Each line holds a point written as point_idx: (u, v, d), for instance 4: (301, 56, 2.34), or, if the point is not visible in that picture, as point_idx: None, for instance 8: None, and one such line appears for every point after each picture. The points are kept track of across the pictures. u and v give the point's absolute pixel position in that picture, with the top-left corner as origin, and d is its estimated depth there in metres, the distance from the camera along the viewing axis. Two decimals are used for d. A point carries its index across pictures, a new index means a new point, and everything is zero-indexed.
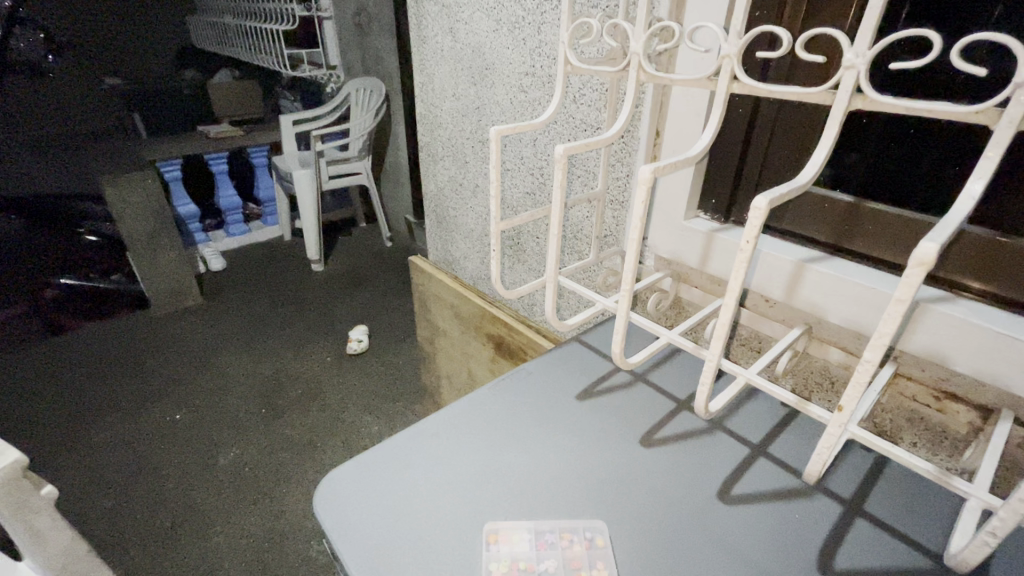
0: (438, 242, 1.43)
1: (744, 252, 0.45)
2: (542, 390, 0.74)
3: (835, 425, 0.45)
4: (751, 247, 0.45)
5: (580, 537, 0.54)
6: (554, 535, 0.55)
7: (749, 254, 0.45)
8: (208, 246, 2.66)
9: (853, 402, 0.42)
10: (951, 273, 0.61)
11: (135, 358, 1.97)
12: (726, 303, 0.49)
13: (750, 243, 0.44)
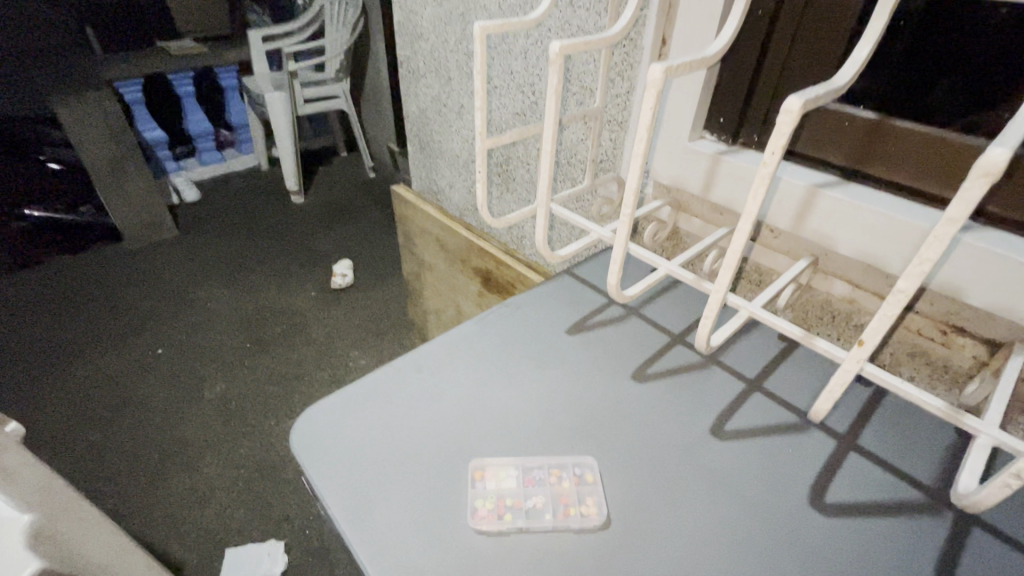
0: (422, 169, 1.34)
1: (765, 168, 0.40)
2: (531, 324, 0.71)
3: (849, 361, 0.42)
4: (774, 163, 0.40)
5: (569, 473, 0.52)
6: (543, 471, 0.53)
7: (771, 170, 0.40)
8: (180, 175, 2.52)
9: (873, 336, 0.39)
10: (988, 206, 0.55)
11: (112, 292, 1.91)
12: (739, 229, 0.44)
13: (775, 156, 0.39)
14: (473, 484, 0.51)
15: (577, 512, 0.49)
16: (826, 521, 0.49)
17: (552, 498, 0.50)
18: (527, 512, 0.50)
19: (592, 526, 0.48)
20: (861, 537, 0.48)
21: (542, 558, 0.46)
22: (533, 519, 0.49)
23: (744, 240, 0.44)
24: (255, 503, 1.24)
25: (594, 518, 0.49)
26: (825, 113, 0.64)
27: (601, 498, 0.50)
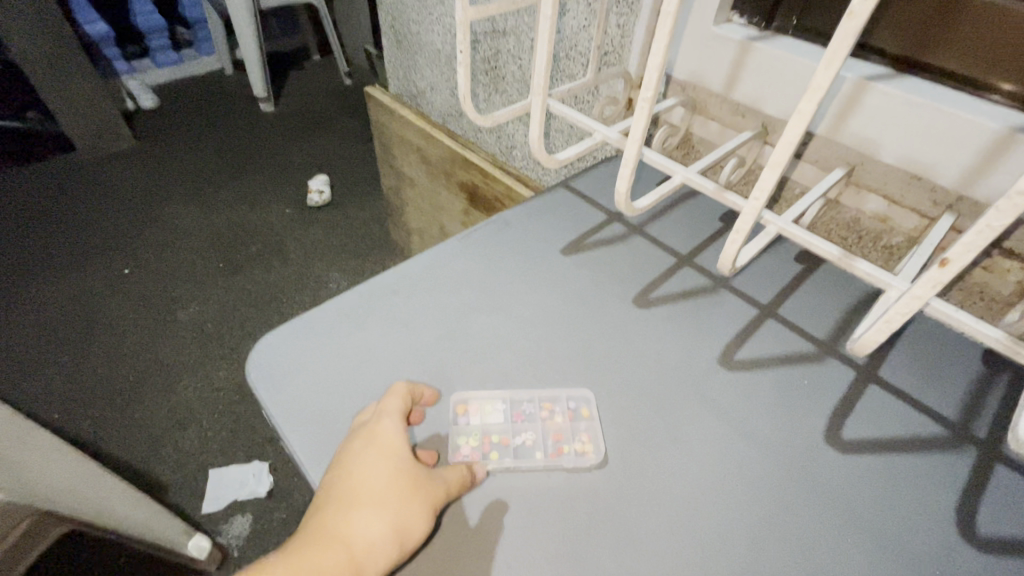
0: (399, 68, 1.19)
1: (850, 23, 0.29)
2: (522, 242, 0.63)
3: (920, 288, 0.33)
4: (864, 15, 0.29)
5: (562, 408, 0.48)
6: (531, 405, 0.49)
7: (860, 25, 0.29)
8: (134, 78, 2.27)
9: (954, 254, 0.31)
10: None
11: (68, 207, 1.76)
12: (796, 118, 0.34)
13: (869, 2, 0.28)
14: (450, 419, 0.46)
15: (570, 451, 0.45)
16: (841, 458, 0.45)
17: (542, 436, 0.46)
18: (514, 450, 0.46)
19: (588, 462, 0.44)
20: (877, 474, 0.44)
21: (532, 500, 0.42)
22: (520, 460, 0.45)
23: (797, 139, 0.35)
24: (237, 426, 1.22)
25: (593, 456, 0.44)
26: None
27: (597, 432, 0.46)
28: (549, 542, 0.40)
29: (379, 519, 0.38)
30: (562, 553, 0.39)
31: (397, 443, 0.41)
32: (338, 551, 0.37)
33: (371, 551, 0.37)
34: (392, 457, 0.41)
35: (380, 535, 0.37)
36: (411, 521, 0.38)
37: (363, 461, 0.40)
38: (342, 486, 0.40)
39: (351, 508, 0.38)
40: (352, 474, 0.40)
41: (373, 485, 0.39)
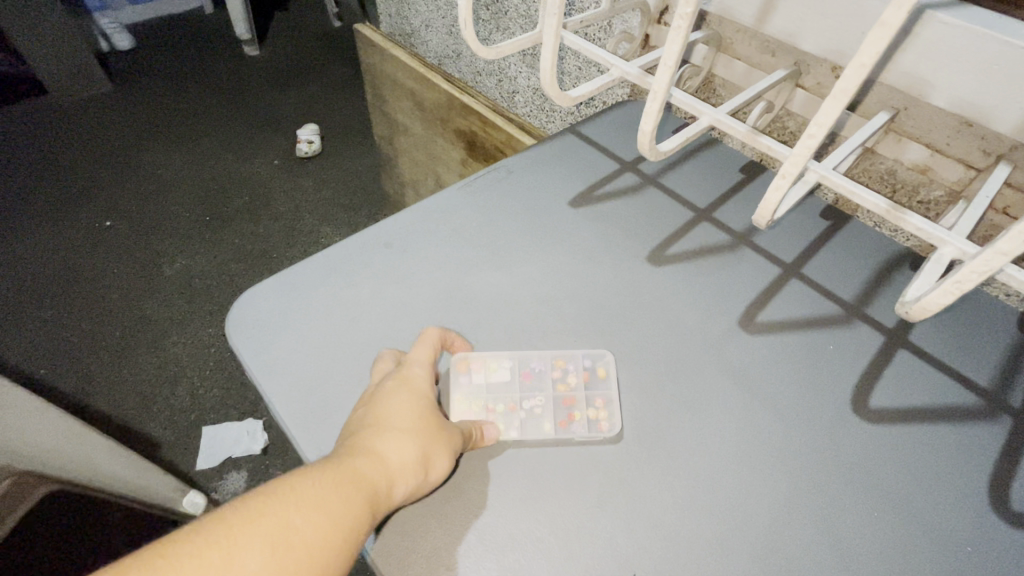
0: (392, 3, 1.09)
1: None
2: (527, 192, 0.57)
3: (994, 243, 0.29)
4: None
5: (576, 367, 0.44)
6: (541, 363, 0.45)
7: None
8: (107, 16, 2.11)
9: None
10: None
11: (43, 155, 1.67)
12: (870, 39, 0.28)
13: None
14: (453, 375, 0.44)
15: (582, 421, 0.41)
16: (869, 428, 0.42)
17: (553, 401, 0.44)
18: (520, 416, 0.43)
19: (601, 432, 0.41)
20: (906, 446, 0.41)
21: (537, 470, 0.39)
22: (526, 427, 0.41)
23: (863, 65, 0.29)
24: (228, 383, 1.19)
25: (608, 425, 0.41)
26: None
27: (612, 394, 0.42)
28: (554, 515, 0.37)
29: (412, 440, 0.35)
30: (570, 527, 0.36)
31: (424, 378, 0.40)
32: (373, 466, 0.34)
33: (404, 471, 0.34)
34: (420, 388, 0.39)
35: (414, 457, 0.35)
36: (440, 449, 0.36)
37: (391, 388, 0.38)
38: (368, 412, 0.37)
39: (383, 429, 0.36)
40: (381, 402, 0.37)
41: (403, 411, 0.37)
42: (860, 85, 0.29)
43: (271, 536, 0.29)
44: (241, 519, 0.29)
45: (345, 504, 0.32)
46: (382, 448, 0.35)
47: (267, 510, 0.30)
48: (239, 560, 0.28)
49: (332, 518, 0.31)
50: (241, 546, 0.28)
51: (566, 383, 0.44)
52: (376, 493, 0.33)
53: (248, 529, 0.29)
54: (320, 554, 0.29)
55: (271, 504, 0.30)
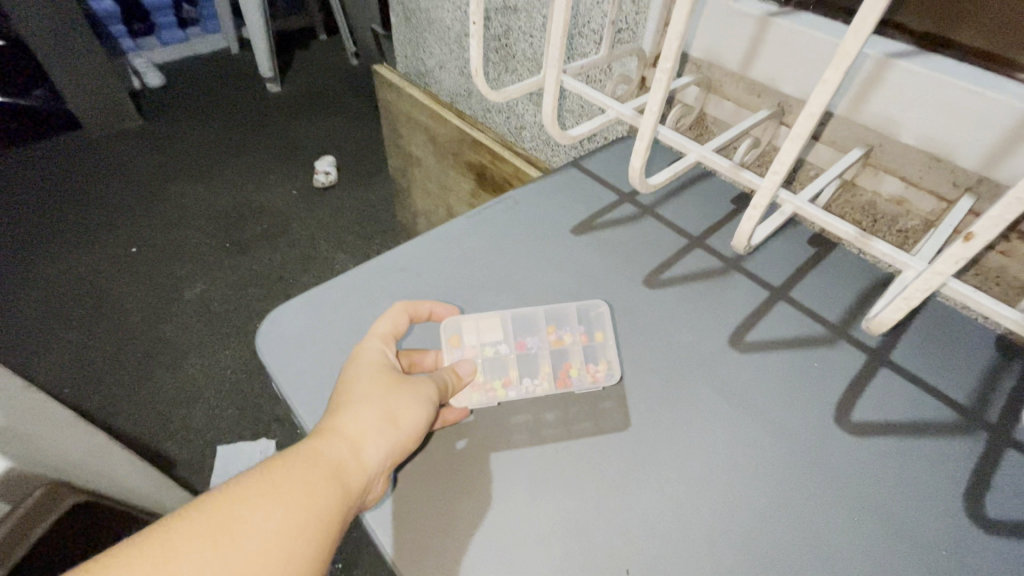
0: (408, 46, 1.17)
1: None
2: (532, 221, 0.62)
3: (936, 265, 0.33)
4: None
5: (568, 328, 0.52)
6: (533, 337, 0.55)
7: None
8: (140, 56, 2.24)
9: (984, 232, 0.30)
10: None
11: (76, 185, 1.76)
12: (820, 89, 0.33)
13: None
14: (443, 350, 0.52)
15: (580, 378, 0.48)
16: (852, 440, 0.45)
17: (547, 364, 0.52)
18: (517, 379, 0.50)
19: (599, 384, 0.47)
20: (887, 457, 0.44)
21: (540, 474, 0.42)
22: (523, 386, 0.48)
23: (819, 109, 0.33)
24: (243, 404, 1.23)
25: (607, 376, 0.48)
26: None
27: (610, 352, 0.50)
28: (554, 516, 0.40)
29: (370, 412, 0.38)
30: (569, 527, 0.39)
31: (382, 355, 0.43)
32: (334, 442, 0.37)
33: (368, 436, 0.38)
34: (380, 362, 0.42)
35: (373, 426, 0.38)
36: (399, 416, 0.39)
37: (354, 368, 0.42)
38: (334, 397, 0.41)
39: (342, 406, 0.39)
40: (345, 382, 0.41)
41: (363, 387, 0.40)
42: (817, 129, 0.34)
43: (231, 523, 0.31)
44: (198, 514, 0.31)
45: (296, 483, 0.34)
46: (341, 424, 0.38)
47: (223, 502, 0.32)
48: (204, 548, 0.30)
49: (294, 494, 0.33)
50: (202, 537, 0.30)
51: (560, 339, 0.52)
52: (341, 462, 0.36)
53: (207, 521, 0.31)
54: (287, 526, 0.32)
55: (227, 495, 0.32)
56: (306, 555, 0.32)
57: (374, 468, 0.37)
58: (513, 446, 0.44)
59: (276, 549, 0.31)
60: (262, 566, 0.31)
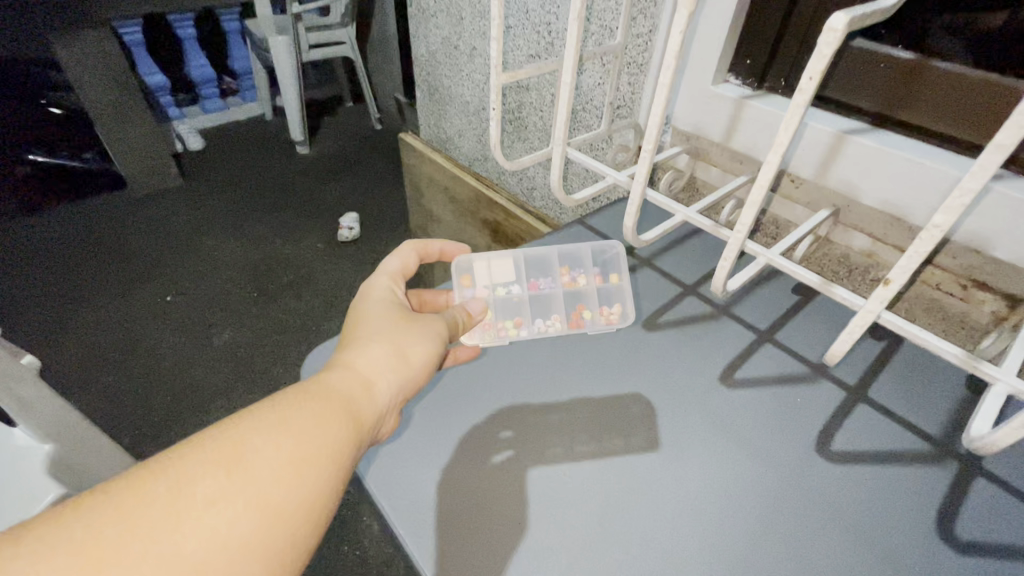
0: (431, 116, 1.31)
1: (800, 98, 0.36)
2: (543, 272, 0.71)
3: (872, 304, 0.40)
4: (812, 91, 0.36)
5: (582, 272, 0.69)
6: (549, 282, 0.69)
7: (808, 100, 0.36)
8: (184, 122, 2.42)
9: (903, 278, 0.36)
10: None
11: (119, 238, 1.88)
12: (767, 166, 0.41)
13: (813, 82, 0.35)
14: (463, 290, 0.66)
15: (591, 320, 0.64)
16: (832, 468, 0.49)
17: (561, 308, 0.67)
18: (530, 321, 0.65)
19: (615, 326, 0.62)
20: (863, 484, 0.48)
21: (555, 489, 0.48)
22: (536, 327, 0.63)
23: (769, 181, 0.42)
24: None
25: (624, 319, 0.63)
26: (851, 51, 0.61)
27: (629, 301, 0.65)
28: (563, 526, 0.45)
29: (382, 349, 0.44)
30: (576, 539, 0.44)
31: (391, 292, 0.51)
32: (338, 387, 0.40)
33: (371, 380, 0.42)
34: (380, 316, 0.48)
35: (385, 362, 0.44)
36: (410, 352, 0.46)
37: (367, 311, 0.48)
38: (349, 336, 0.46)
39: (357, 346, 0.45)
40: (358, 326, 0.47)
41: (376, 329, 0.46)
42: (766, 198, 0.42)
43: (244, 451, 0.33)
44: (209, 444, 0.33)
45: (313, 413, 0.37)
46: (345, 372, 0.42)
47: (234, 434, 0.34)
48: (219, 472, 0.32)
49: (302, 428, 0.36)
50: (217, 462, 0.32)
51: (573, 280, 0.69)
52: (355, 394, 0.41)
53: (220, 450, 0.33)
54: (298, 455, 0.34)
55: (237, 427, 0.34)
56: (318, 482, 0.35)
57: (376, 409, 0.42)
58: (545, 464, 0.49)
59: (289, 474, 0.34)
60: (277, 489, 0.33)
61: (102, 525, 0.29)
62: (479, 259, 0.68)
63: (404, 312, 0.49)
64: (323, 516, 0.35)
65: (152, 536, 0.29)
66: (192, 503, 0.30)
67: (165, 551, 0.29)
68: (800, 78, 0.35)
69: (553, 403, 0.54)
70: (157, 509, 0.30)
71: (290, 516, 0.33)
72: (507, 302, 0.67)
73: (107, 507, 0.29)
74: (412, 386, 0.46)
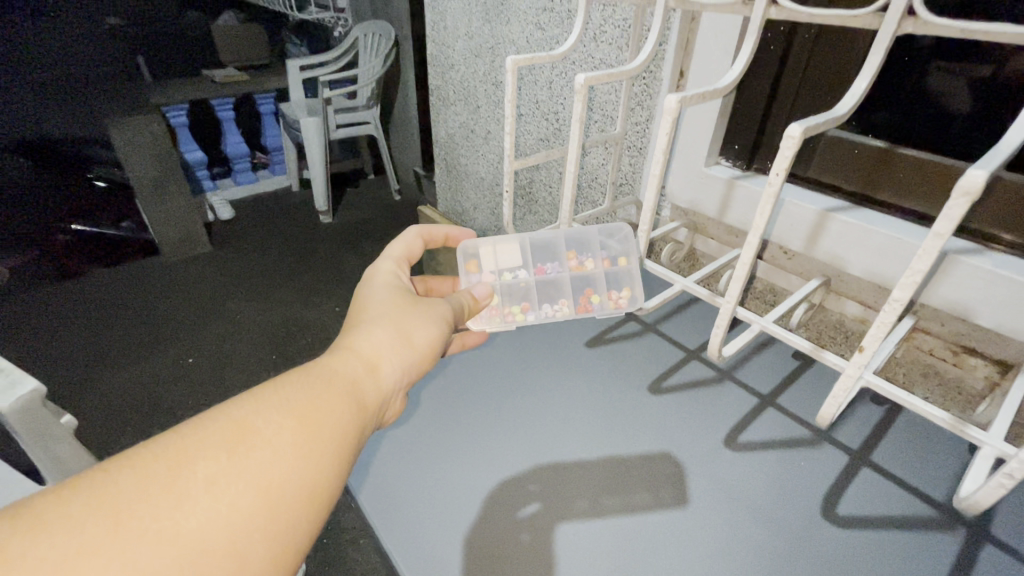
0: (449, 191, 1.41)
1: (770, 189, 0.42)
2: (553, 338, 0.76)
3: (852, 368, 0.44)
4: (780, 184, 0.42)
5: (586, 255, 0.71)
6: (556, 266, 0.70)
7: (777, 190, 0.42)
8: (216, 194, 2.56)
9: (875, 345, 0.41)
10: (980, 224, 0.57)
11: (145, 300, 1.91)
12: (748, 245, 0.47)
13: (779, 177, 0.41)
14: (470, 276, 0.69)
15: (600, 305, 0.67)
16: (840, 532, 0.50)
17: (569, 293, 0.69)
18: (538, 306, 0.69)
19: (623, 309, 0.66)
20: (872, 549, 0.48)
21: (568, 550, 0.49)
22: (544, 313, 0.67)
23: (752, 258, 0.47)
24: None
25: (632, 303, 0.67)
26: (822, 140, 0.68)
27: (637, 284, 0.68)
28: None
29: (385, 331, 0.46)
30: None
31: (395, 277, 0.53)
32: (341, 368, 0.41)
33: (373, 363, 0.43)
34: (380, 305, 0.49)
35: (388, 343, 0.45)
36: (413, 334, 0.47)
37: (371, 297, 0.50)
38: (354, 320, 0.48)
39: (360, 328, 0.46)
40: (361, 312, 0.48)
41: (380, 313, 0.48)
42: (749, 275, 0.48)
43: (245, 431, 0.33)
44: (208, 427, 0.33)
45: (316, 392, 0.38)
46: (344, 358, 0.43)
47: (233, 417, 0.34)
48: (220, 453, 0.32)
49: (303, 410, 0.36)
50: (216, 443, 0.32)
51: (580, 264, 0.70)
52: (359, 374, 0.42)
53: (219, 431, 0.33)
54: (298, 435, 0.34)
55: (239, 407, 0.35)
56: (319, 464, 0.35)
57: (378, 392, 0.42)
58: (565, 526, 0.51)
59: (290, 455, 0.33)
60: (277, 470, 0.33)
61: (99, 505, 0.28)
62: (484, 244, 0.69)
63: (408, 295, 0.51)
64: (325, 498, 0.35)
65: (151, 513, 0.28)
66: (193, 481, 0.30)
67: (164, 527, 0.28)
68: (769, 174, 0.42)
69: (567, 467, 0.57)
70: (157, 488, 0.29)
71: (292, 496, 0.33)
72: (513, 286, 0.70)
73: (105, 486, 0.29)
74: (413, 370, 0.47)
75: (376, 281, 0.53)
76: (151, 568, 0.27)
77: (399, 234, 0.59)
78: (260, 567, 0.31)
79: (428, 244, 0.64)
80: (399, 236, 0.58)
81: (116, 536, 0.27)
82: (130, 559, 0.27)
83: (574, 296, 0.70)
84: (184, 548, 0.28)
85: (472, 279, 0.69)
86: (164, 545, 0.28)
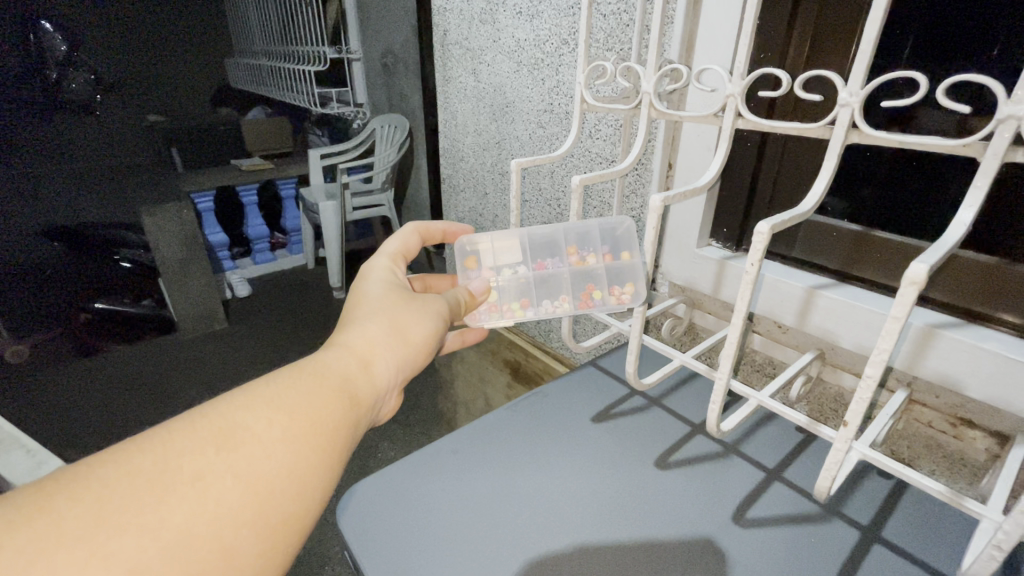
0: None
1: (748, 276, 0.48)
2: (559, 414, 0.78)
3: (840, 441, 0.47)
4: (756, 270, 0.47)
5: (588, 252, 0.73)
6: (556, 262, 0.73)
7: (754, 276, 0.47)
8: (236, 271, 2.61)
9: (858, 420, 0.44)
10: (952, 298, 0.62)
11: (163, 376, 1.90)
12: (733, 324, 0.51)
13: (755, 266, 0.46)
14: (468, 272, 0.74)
15: (606, 301, 0.70)
16: None
17: (569, 289, 0.73)
18: (538, 302, 0.73)
19: (626, 305, 0.68)
20: None
21: None
22: (544, 310, 0.72)
23: (739, 338, 0.51)
24: None
25: (635, 300, 0.68)
26: (804, 223, 0.74)
27: (640, 281, 0.68)
28: None
29: (376, 329, 0.51)
30: None
31: (391, 278, 0.60)
32: (337, 365, 0.46)
33: (367, 360, 0.48)
34: (375, 304, 0.54)
35: (379, 340, 0.50)
36: (404, 330, 0.52)
37: (365, 298, 0.55)
38: (351, 318, 0.53)
39: (353, 326, 0.51)
40: (355, 314, 0.53)
41: (370, 315, 0.52)
42: (739, 351, 0.51)
43: (234, 429, 0.37)
44: (197, 424, 0.36)
45: (306, 387, 0.42)
46: (339, 354, 0.47)
47: (226, 410, 0.38)
48: (208, 447, 0.35)
49: (293, 406, 0.40)
50: (202, 441, 0.35)
51: (583, 260, 0.72)
52: (353, 369, 0.46)
53: (207, 429, 0.36)
54: (290, 429, 0.38)
55: (230, 404, 0.38)
56: (308, 461, 0.38)
57: (373, 386, 0.47)
58: None
59: (278, 449, 0.37)
60: (266, 465, 0.36)
61: (77, 499, 0.30)
62: (481, 240, 0.73)
63: (402, 295, 0.57)
64: (314, 499, 0.38)
65: (135, 508, 0.31)
66: (180, 476, 0.33)
67: (150, 521, 0.30)
68: (744, 264, 0.47)
69: (576, 548, 0.56)
70: (145, 483, 0.32)
71: (281, 490, 0.36)
72: (514, 282, 0.74)
73: (90, 482, 0.31)
74: (408, 364, 0.52)
75: (373, 278, 0.60)
76: (131, 561, 0.29)
77: (397, 231, 0.68)
78: (248, 562, 0.33)
79: (425, 239, 0.74)
80: (395, 233, 0.67)
81: (93, 531, 0.29)
82: (111, 550, 0.29)
83: (577, 291, 0.73)
84: (169, 541, 0.30)
85: (469, 276, 0.74)
86: (148, 539, 0.30)
